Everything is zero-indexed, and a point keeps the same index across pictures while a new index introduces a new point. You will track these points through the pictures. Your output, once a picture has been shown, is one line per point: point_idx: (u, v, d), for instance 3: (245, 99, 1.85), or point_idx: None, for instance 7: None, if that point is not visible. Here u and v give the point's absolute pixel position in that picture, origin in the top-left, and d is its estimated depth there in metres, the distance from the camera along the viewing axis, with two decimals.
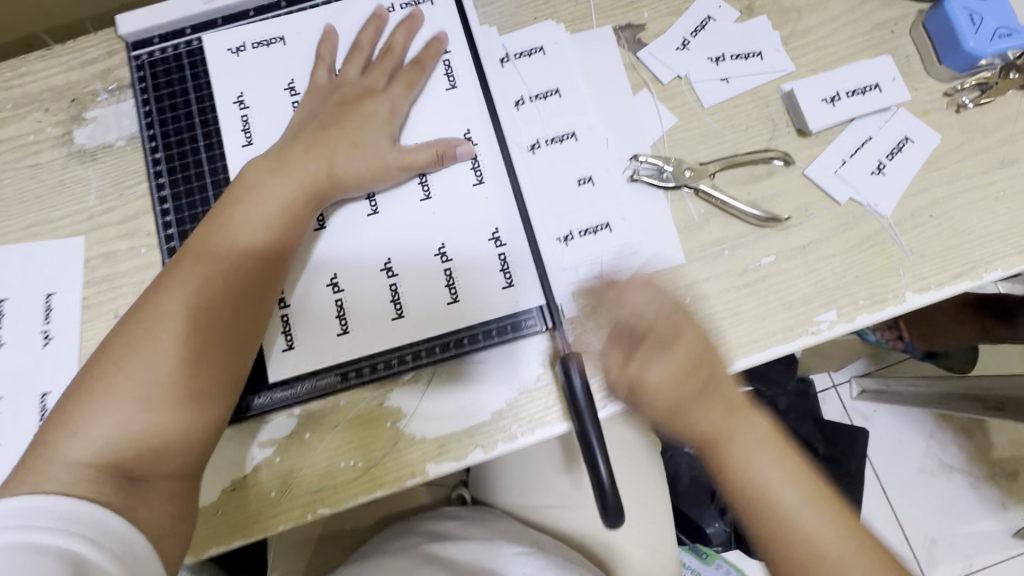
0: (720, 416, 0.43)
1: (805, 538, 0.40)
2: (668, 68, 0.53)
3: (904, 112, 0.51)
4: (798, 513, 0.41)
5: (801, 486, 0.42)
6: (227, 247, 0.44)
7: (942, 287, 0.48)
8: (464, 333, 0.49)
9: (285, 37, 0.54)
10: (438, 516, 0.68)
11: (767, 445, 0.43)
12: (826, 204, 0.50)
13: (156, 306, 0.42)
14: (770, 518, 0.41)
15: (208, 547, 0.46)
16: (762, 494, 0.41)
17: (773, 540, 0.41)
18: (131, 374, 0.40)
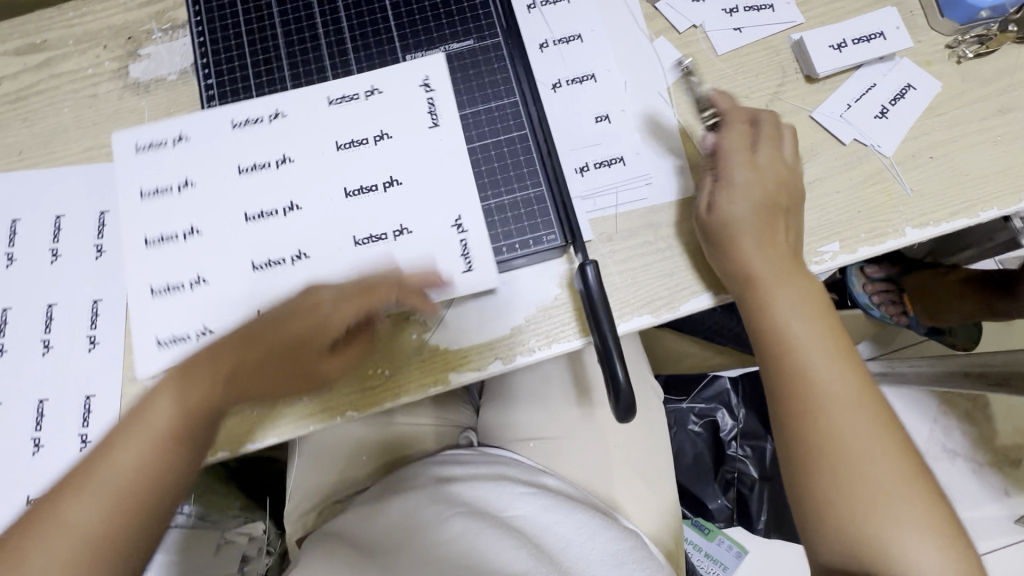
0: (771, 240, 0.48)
1: (849, 456, 0.44)
2: (684, 18, 0.56)
3: (906, 61, 0.54)
4: (858, 429, 0.44)
5: (861, 406, 0.45)
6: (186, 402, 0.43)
7: (941, 224, 0.51)
8: (490, 245, 0.50)
9: (438, 114, 0.50)
10: (442, 457, 0.66)
11: (824, 341, 0.47)
12: (831, 145, 0.53)
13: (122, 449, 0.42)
14: (824, 433, 0.45)
15: (243, 442, 0.49)
16: (817, 394, 0.45)
17: (813, 456, 0.45)
18: (93, 520, 0.40)
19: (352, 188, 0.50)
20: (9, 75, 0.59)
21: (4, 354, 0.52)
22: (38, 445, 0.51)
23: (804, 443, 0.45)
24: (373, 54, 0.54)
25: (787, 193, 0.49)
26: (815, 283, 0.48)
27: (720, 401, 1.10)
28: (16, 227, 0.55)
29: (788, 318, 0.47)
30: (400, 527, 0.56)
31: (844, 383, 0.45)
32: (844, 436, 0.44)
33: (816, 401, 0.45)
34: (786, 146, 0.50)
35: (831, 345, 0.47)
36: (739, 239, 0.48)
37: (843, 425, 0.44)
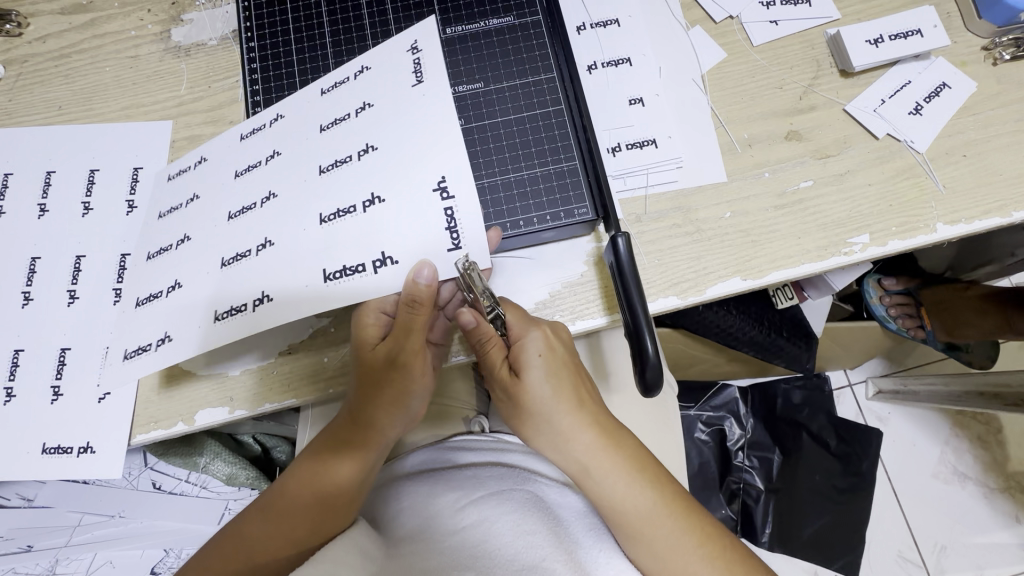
0: (558, 405, 0.47)
1: (644, 532, 0.46)
2: (721, 9, 0.56)
3: (942, 61, 0.54)
4: (646, 511, 0.46)
5: (652, 492, 0.47)
6: (289, 523, 0.48)
7: (972, 222, 0.51)
8: (521, 215, 0.50)
9: (424, 73, 0.46)
10: (451, 440, 0.61)
11: (597, 437, 0.47)
12: (864, 138, 0.53)
13: (251, 524, 0.49)
14: (635, 528, 0.46)
15: (265, 402, 0.51)
16: (596, 481, 0.47)
17: (633, 539, 0.46)
18: (258, 533, 0.48)
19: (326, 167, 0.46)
20: (53, 33, 0.60)
21: (31, 302, 0.53)
22: (57, 394, 0.51)
23: (627, 533, 0.47)
24: (412, 13, 0.55)
25: (554, 387, 0.47)
26: (540, 350, 0.46)
27: (728, 409, 1.09)
28: (50, 178, 0.56)
29: (575, 461, 0.47)
30: (409, 514, 0.50)
31: (622, 482, 0.47)
32: (654, 534, 0.46)
33: (634, 530, 0.46)
34: (539, 344, 0.46)
35: (593, 447, 0.47)
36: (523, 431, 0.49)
37: (649, 537, 0.46)
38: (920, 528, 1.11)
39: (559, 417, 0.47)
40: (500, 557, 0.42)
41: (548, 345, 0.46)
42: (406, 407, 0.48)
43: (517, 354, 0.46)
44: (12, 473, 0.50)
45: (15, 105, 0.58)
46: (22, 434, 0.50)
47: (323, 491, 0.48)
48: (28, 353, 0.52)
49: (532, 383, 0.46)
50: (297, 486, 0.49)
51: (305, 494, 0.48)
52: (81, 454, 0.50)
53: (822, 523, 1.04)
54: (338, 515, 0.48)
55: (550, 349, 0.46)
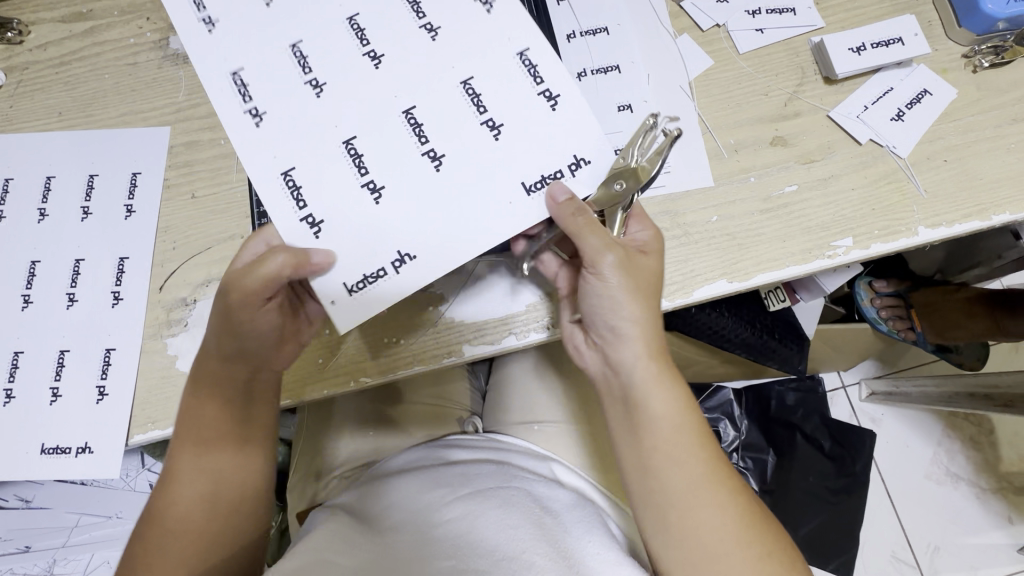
0: (622, 314, 0.45)
1: (664, 477, 0.44)
2: (708, 17, 0.58)
3: (923, 68, 0.56)
4: (671, 459, 0.44)
5: (687, 445, 0.45)
6: (194, 528, 0.46)
7: (953, 225, 0.52)
8: None
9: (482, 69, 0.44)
10: (444, 440, 0.62)
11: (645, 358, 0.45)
12: (847, 144, 0.54)
13: (175, 506, 0.46)
14: (659, 468, 0.44)
15: None
16: (636, 405, 0.45)
17: (650, 479, 0.45)
18: (184, 513, 0.46)
19: (351, 143, 0.42)
20: (53, 41, 0.61)
21: (31, 305, 0.54)
22: (56, 395, 0.52)
23: (649, 473, 0.45)
24: None
25: (641, 282, 0.45)
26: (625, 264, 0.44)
27: (722, 411, 1.10)
28: (50, 184, 0.57)
29: (623, 370, 0.46)
30: (395, 508, 0.50)
31: (660, 416, 0.45)
32: (673, 483, 0.44)
33: (663, 477, 0.44)
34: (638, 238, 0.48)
35: (655, 375, 0.45)
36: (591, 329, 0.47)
37: (669, 482, 0.44)
38: (913, 528, 1.12)
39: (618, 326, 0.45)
40: (481, 550, 0.42)
41: (625, 264, 0.44)
42: (267, 375, 0.47)
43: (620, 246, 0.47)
44: (12, 473, 0.50)
45: (16, 112, 0.59)
46: (22, 435, 0.51)
47: (217, 484, 0.47)
48: (27, 355, 0.52)
49: (597, 285, 0.45)
50: (183, 482, 0.46)
51: (190, 497, 0.46)
52: (79, 455, 0.51)
53: (815, 522, 1.04)
54: (253, 487, 0.49)
55: (648, 246, 0.47)
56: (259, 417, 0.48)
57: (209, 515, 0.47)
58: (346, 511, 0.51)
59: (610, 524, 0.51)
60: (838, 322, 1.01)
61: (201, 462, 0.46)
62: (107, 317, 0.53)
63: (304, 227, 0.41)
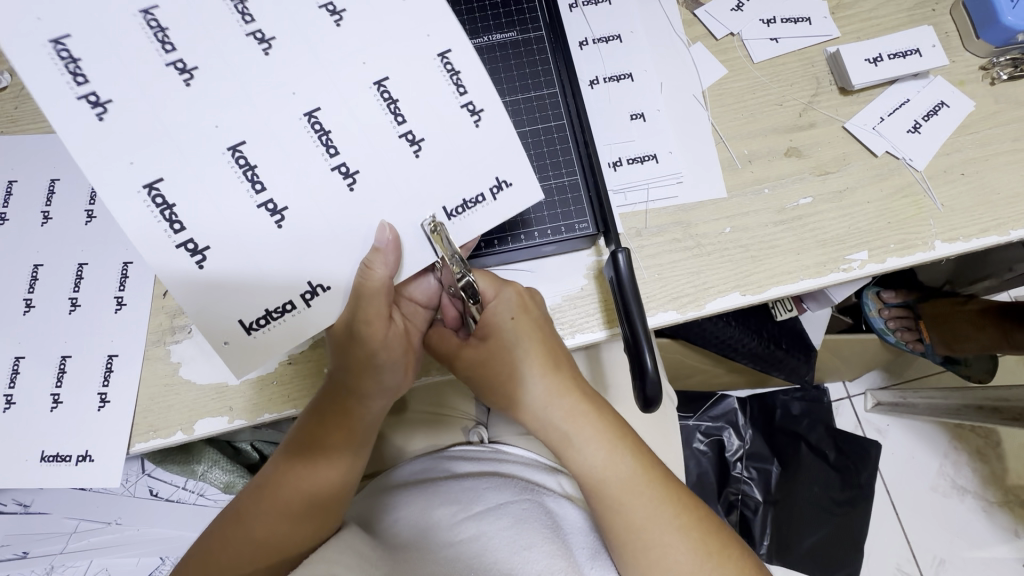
0: (542, 380, 0.46)
1: (637, 530, 0.45)
2: (723, 26, 0.57)
3: (940, 80, 0.55)
4: (642, 510, 0.45)
5: (643, 488, 0.46)
6: (274, 541, 0.45)
7: (970, 240, 0.51)
8: (521, 229, 0.50)
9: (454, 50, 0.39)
10: (451, 452, 0.61)
11: (577, 415, 0.47)
12: (863, 155, 0.54)
13: (250, 514, 0.45)
14: (625, 521, 0.45)
15: (263, 412, 0.51)
16: (591, 477, 0.46)
17: (616, 533, 0.46)
18: (262, 525, 0.45)
19: (383, 86, 0.38)
20: None
21: (32, 310, 0.53)
22: (57, 402, 0.51)
23: (616, 531, 0.46)
24: None
25: (541, 324, 0.47)
26: (522, 314, 0.46)
27: (726, 420, 1.09)
28: (54, 187, 0.56)
29: (557, 428, 0.47)
30: (402, 523, 0.50)
31: (606, 467, 0.46)
32: (645, 533, 0.45)
33: (614, 505, 0.46)
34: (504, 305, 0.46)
35: (573, 411, 0.47)
36: (508, 388, 0.47)
37: (640, 533, 0.45)
38: (918, 541, 1.10)
39: (536, 384, 0.46)
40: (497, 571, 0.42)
41: (520, 306, 0.46)
42: (380, 406, 0.46)
43: (481, 322, 0.46)
44: (10, 481, 0.49)
45: (21, 112, 0.58)
46: (19, 442, 0.50)
47: (298, 501, 0.45)
48: (27, 360, 0.52)
49: (507, 342, 0.46)
50: (278, 493, 0.45)
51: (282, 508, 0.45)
52: (79, 463, 0.50)
53: (821, 535, 1.03)
54: (332, 512, 0.47)
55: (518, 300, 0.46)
56: (366, 441, 0.48)
57: (284, 529, 0.45)
58: (354, 523, 0.51)
59: None
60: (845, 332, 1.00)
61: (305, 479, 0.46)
62: (110, 322, 0.53)
63: (237, 327, 0.38)
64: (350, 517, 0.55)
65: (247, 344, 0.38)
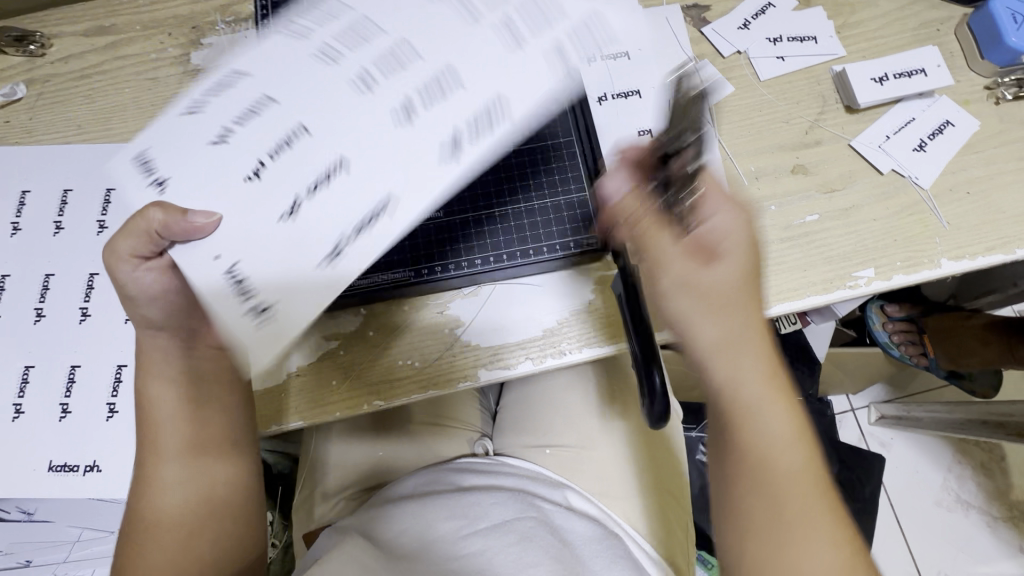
0: (713, 319, 0.36)
1: (791, 539, 0.34)
2: (730, 44, 0.58)
3: (945, 99, 0.56)
4: (804, 513, 0.34)
5: (811, 492, 0.35)
6: (186, 534, 0.40)
7: (976, 258, 0.52)
8: (530, 244, 0.51)
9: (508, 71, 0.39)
10: (457, 464, 0.61)
11: (767, 380, 0.36)
12: (869, 173, 0.54)
13: (146, 522, 0.40)
14: (778, 520, 0.35)
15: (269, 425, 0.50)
16: (763, 452, 0.35)
17: (758, 537, 0.35)
18: (165, 529, 0.40)
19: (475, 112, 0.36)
20: (75, 54, 0.61)
21: (44, 319, 0.53)
22: (66, 411, 0.51)
23: (762, 529, 0.35)
24: None
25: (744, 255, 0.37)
26: (754, 270, 0.38)
27: None
28: (67, 197, 0.57)
29: (732, 382, 0.36)
30: (409, 534, 0.50)
31: (787, 448, 0.36)
32: (810, 554, 0.34)
33: (766, 494, 0.35)
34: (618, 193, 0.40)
35: (764, 373, 0.36)
36: (690, 268, 0.37)
37: (804, 545, 0.34)
38: (924, 557, 1.09)
39: (716, 322, 0.36)
40: None
41: (736, 234, 0.37)
42: (168, 404, 0.40)
43: (690, 210, 0.39)
44: (15, 491, 0.49)
45: (36, 123, 0.59)
46: (27, 452, 0.50)
47: (190, 487, 0.41)
48: (37, 370, 0.52)
49: (688, 242, 0.37)
50: (157, 489, 0.40)
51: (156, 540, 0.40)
52: (87, 473, 0.50)
53: None
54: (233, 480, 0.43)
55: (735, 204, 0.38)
56: (219, 399, 0.42)
57: (186, 523, 0.40)
58: (360, 533, 0.51)
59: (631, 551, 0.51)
60: (849, 345, 1.00)
61: (156, 506, 0.40)
62: (120, 332, 0.53)
63: (243, 319, 0.34)
64: (352, 525, 0.55)
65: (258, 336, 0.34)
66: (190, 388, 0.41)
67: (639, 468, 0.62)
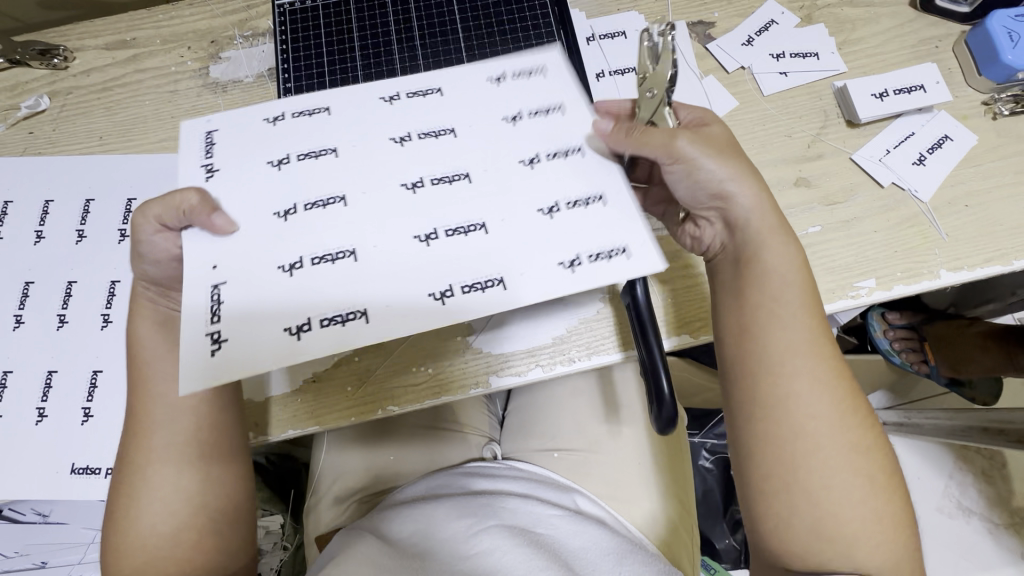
0: (723, 166, 0.40)
1: (783, 396, 0.39)
2: (734, 60, 0.59)
3: (944, 114, 0.57)
4: (800, 379, 0.39)
5: (812, 364, 0.40)
6: (183, 531, 0.42)
7: (975, 269, 0.53)
8: None
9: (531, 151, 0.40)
10: (466, 468, 0.63)
11: (775, 255, 0.41)
12: (870, 186, 0.55)
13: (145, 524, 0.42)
14: (777, 380, 0.40)
15: (286, 428, 0.51)
16: (765, 305, 0.40)
17: (754, 391, 0.40)
18: (164, 528, 0.42)
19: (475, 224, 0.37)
20: (97, 68, 0.63)
21: (66, 325, 0.55)
22: (87, 415, 0.53)
23: (760, 387, 0.40)
24: (439, 53, 0.56)
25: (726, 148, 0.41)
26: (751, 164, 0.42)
27: None
28: (88, 207, 0.58)
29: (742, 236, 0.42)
30: (420, 534, 0.51)
31: (785, 317, 0.40)
32: (803, 411, 0.39)
33: (763, 351, 0.40)
34: (605, 132, 0.39)
35: (764, 236, 0.41)
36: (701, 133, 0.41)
37: (796, 395, 0.39)
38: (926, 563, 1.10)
39: (721, 182, 0.40)
40: None
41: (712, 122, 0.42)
42: (171, 404, 0.43)
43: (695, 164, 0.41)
44: (37, 493, 0.51)
45: (58, 134, 0.60)
46: (50, 455, 0.52)
47: (183, 489, 0.43)
48: (60, 375, 0.53)
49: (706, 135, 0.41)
50: (150, 491, 0.42)
51: (148, 533, 0.41)
52: (107, 475, 0.51)
53: None
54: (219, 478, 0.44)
55: (707, 119, 0.43)
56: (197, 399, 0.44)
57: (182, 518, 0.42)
58: (373, 534, 0.52)
59: (638, 551, 0.51)
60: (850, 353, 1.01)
61: (158, 502, 0.42)
62: None
63: (202, 342, 0.34)
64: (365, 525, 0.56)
65: (207, 365, 0.33)
66: (198, 392, 0.43)
67: (644, 472, 0.64)
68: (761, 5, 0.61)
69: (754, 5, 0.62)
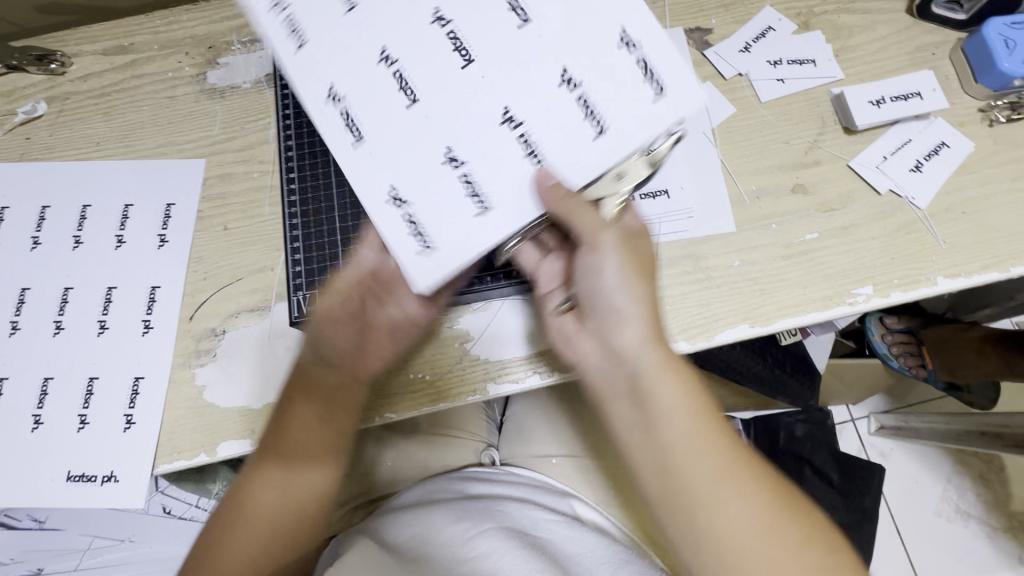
0: (623, 289, 0.43)
1: (705, 514, 0.38)
2: (731, 66, 0.59)
3: (940, 121, 0.57)
4: (722, 494, 0.38)
5: (724, 473, 0.39)
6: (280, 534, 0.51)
7: (971, 276, 0.53)
8: None
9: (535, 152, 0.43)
10: (463, 473, 0.63)
11: (667, 376, 0.41)
12: (867, 193, 0.56)
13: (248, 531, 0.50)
14: (694, 499, 0.38)
15: None
16: (666, 428, 0.40)
17: (680, 518, 0.39)
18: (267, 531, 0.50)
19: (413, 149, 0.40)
20: (94, 73, 0.63)
21: (63, 331, 0.54)
22: (84, 422, 0.52)
23: (683, 509, 0.39)
24: None
25: (641, 262, 0.44)
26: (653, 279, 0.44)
27: None
28: (86, 212, 0.58)
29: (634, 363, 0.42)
30: (418, 540, 0.51)
31: (689, 434, 0.40)
32: (731, 529, 0.37)
33: (674, 473, 0.39)
34: (547, 186, 0.41)
35: (664, 363, 0.42)
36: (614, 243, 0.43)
37: (719, 512, 0.38)
38: (923, 568, 1.10)
39: (625, 299, 0.43)
40: None
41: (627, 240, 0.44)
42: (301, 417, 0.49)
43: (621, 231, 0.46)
44: (33, 501, 0.50)
45: (56, 140, 0.60)
46: (46, 462, 0.51)
47: (288, 498, 0.51)
48: (56, 382, 0.53)
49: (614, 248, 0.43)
50: (261, 494, 0.50)
51: (261, 522, 0.50)
52: (103, 483, 0.51)
53: None
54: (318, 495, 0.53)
55: (643, 229, 0.47)
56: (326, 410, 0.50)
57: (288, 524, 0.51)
58: (371, 540, 0.52)
59: (637, 559, 0.51)
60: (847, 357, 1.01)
61: (266, 506, 0.50)
62: (138, 344, 0.54)
63: None
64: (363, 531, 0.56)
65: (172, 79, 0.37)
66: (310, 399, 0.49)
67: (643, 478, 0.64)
68: (758, 12, 0.62)
69: (751, 12, 0.62)
